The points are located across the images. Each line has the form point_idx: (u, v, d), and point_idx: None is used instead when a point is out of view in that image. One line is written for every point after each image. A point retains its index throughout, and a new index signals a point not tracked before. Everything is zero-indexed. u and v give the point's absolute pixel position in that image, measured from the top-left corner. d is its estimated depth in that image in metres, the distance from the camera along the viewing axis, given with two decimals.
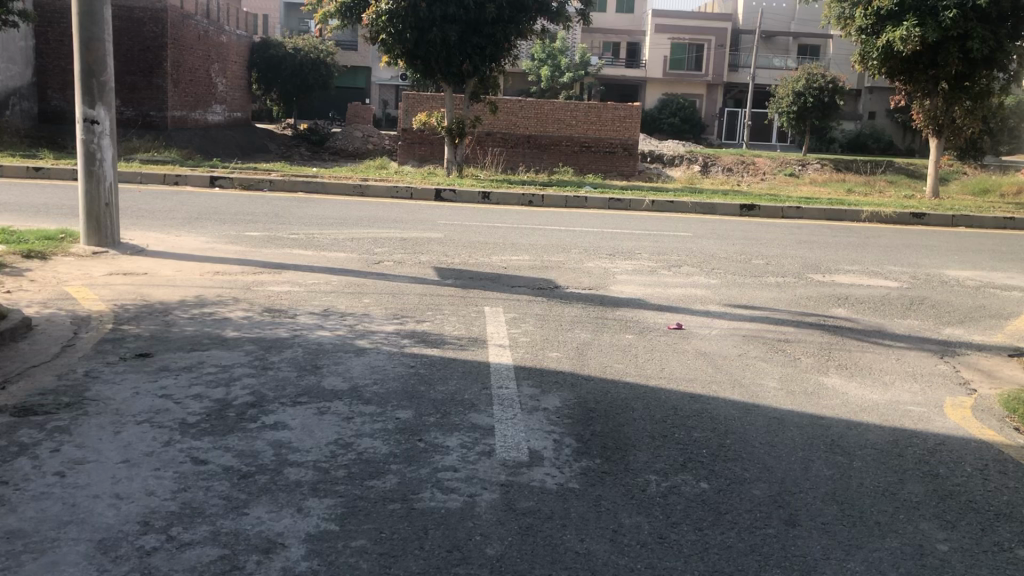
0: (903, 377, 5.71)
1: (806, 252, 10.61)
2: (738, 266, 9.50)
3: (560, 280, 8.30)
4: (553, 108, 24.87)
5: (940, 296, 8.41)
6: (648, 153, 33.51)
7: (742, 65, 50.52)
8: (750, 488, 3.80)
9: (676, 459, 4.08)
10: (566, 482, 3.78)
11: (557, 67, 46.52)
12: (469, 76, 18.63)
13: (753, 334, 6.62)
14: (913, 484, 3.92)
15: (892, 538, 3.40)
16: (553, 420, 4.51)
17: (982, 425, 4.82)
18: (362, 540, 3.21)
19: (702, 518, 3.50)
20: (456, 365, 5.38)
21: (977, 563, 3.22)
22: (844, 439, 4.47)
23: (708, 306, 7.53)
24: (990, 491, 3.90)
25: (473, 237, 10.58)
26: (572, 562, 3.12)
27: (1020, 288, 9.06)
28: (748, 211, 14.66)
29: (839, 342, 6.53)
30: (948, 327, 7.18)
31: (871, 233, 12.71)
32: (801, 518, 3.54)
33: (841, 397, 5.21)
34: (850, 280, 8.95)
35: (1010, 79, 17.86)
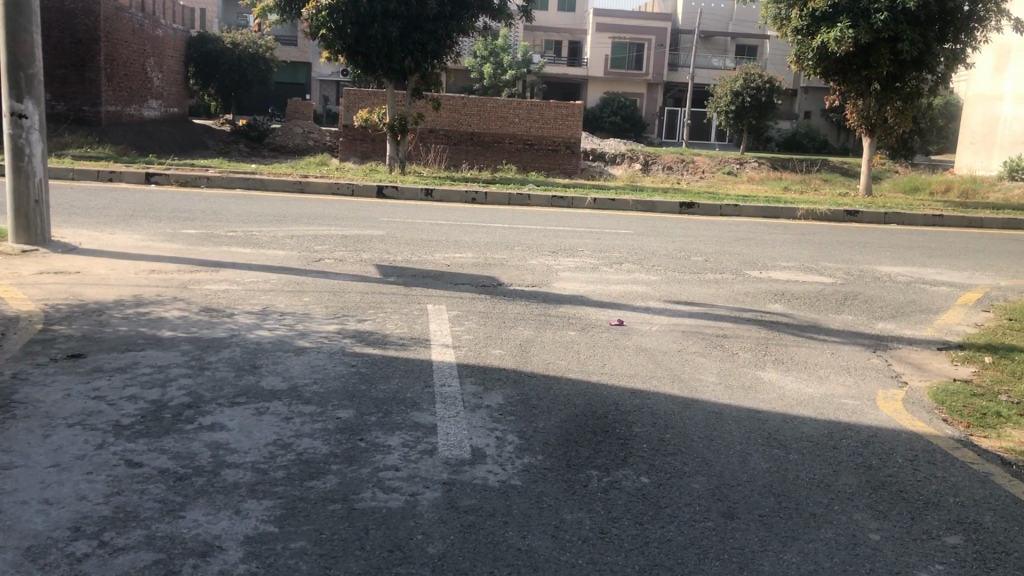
0: (838, 371, 5.84)
1: (743, 249, 10.78)
2: (677, 262, 9.62)
3: (502, 277, 8.31)
4: (495, 106, 24.87)
5: (872, 291, 8.62)
6: (590, 151, 33.71)
7: (682, 65, 51.16)
8: (690, 482, 3.85)
9: (617, 454, 4.12)
10: (509, 478, 3.79)
11: (499, 64, 46.60)
12: (411, 72, 18.49)
13: (692, 330, 6.71)
14: (847, 476, 4.01)
15: (826, 529, 3.47)
16: (496, 417, 4.51)
17: (912, 417, 4.95)
18: (302, 541, 3.17)
19: (642, 513, 3.53)
20: (399, 364, 5.34)
21: (907, 551, 3.31)
22: (781, 432, 4.55)
23: (649, 303, 7.60)
24: (921, 480, 4.01)
25: (415, 234, 10.53)
26: (514, 559, 3.12)
27: (948, 283, 9.35)
28: (687, 209, 14.86)
29: (775, 336, 6.66)
30: (879, 322, 7.38)
31: (806, 231, 12.97)
32: (738, 511, 3.59)
33: (778, 390, 5.31)
34: (786, 276, 9.13)
35: (938, 81, 18.38)
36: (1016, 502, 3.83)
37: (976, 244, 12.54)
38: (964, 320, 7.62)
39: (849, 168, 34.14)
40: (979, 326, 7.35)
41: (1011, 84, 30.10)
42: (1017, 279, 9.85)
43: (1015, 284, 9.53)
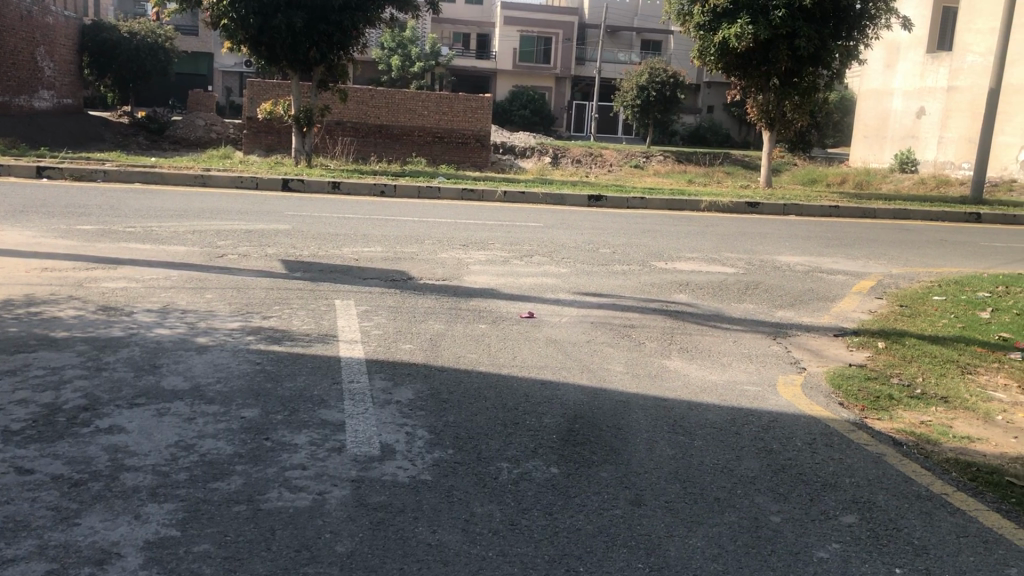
0: (739, 358, 6.00)
1: (651, 241, 10.96)
2: (586, 254, 9.72)
3: (412, 272, 8.24)
4: (404, 98, 24.68)
5: (773, 281, 8.87)
6: (500, 144, 33.79)
7: (588, 59, 51.72)
8: (598, 470, 3.90)
9: (527, 445, 4.14)
10: (419, 474, 3.76)
11: (407, 56, 46.47)
12: (316, 63, 18.19)
13: (601, 321, 6.80)
14: (750, 460, 4.13)
15: (730, 512, 3.56)
16: (405, 413, 4.48)
17: (811, 401, 5.12)
18: (205, 544, 3.09)
19: (552, 503, 3.56)
20: (306, 361, 5.25)
21: (807, 532, 3.43)
22: (686, 419, 4.66)
23: (559, 295, 7.66)
24: (818, 462, 4.16)
25: (322, 228, 10.38)
26: (423, 554, 3.10)
27: (845, 272, 9.68)
28: (596, 201, 15.03)
29: (680, 326, 6.80)
30: (779, 310, 7.60)
31: (711, 223, 13.27)
32: (646, 498, 3.66)
33: (682, 378, 5.42)
34: (691, 267, 9.33)
35: (833, 77, 19.05)
36: (907, 480, 4.00)
37: (870, 234, 13.07)
38: (859, 307, 7.91)
39: (750, 162, 35.10)
40: (873, 313, 7.63)
41: (900, 80, 31.33)
42: (909, 267, 10.29)
43: (906, 271, 9.97)
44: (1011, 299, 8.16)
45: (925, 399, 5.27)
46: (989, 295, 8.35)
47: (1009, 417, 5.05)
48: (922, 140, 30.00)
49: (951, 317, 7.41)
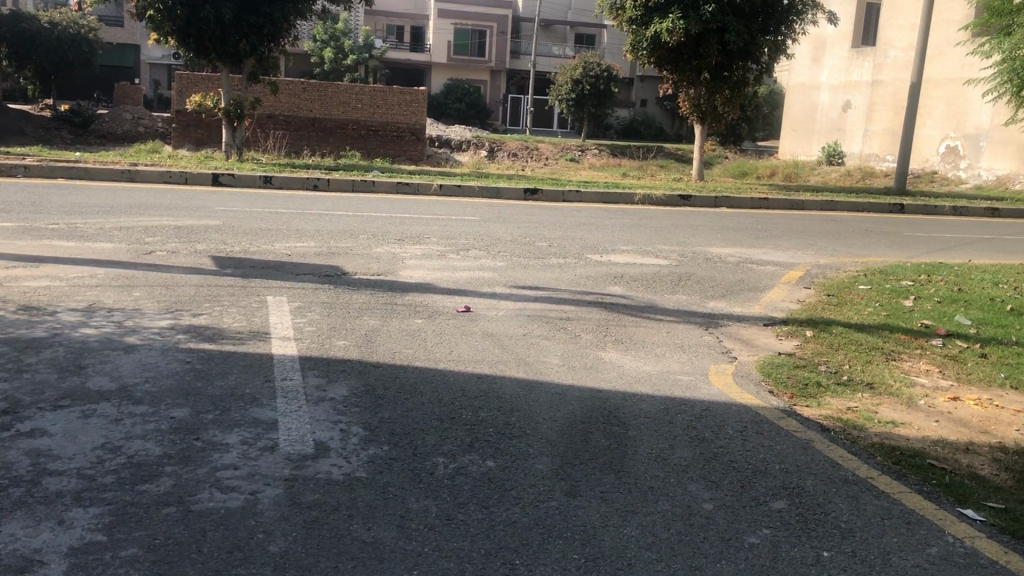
0: (673, 349, 6.08)
1: (586, 233, 11.04)
2: (523, 248, 9.74)
3: (346, 267, 8.16)
4: (337, 91, 24.40)
5: (704, 272, 9.01)
6: (435, 138, 33.63)
7: (523, 52, 51.81)
8: (534, 463, 3.91)
9: (464, 440, 4.13)
10: (353, 471, 3.73)
11: (339, 49, 46.04)
12: (246, 56, 17.92)
13: (537, 314, 6.82)
14: (683, 449, 4.19)
15: (663, 501, 3.61)
16: (339, 409, 4.43)
17: (742, 390, 5.22)
18: (133, 548, 3.02)
19: (488, 496, 3.56)
20: (237, 359, 5.17)
21: (738, 518, 3.49)
22: (620, 409, 4.71)
23: (495, 288, 7.66)
24: (750, 449, 4.24)
25: (253, 223, 10.20)
26: (359, 552, 3.08)
27: (774, 262, 9.87)
28: (531, 194, 15.07)
29: (615, 317, 6.87)
30: (710, 301, 7.72)
31: (644, 215, 13.40)
32: (582, 488, 3.69)
33: (618, 369, 5.48)
34: (625, 259, 9.42)
35: (762, 71, 19.41)
36: (833, 465, 4.11)
37: (798, 225, 13.37)
38: (788, 296, 8.08)
39: (683, 155, 35.56)
40: (801, 302, 7.80)
41: (828, 74, 31.96)
42: (835, 257, 10.55)
43: (833, 261, 10.22)
44: (932, 288, 8.42)
45: (851, 385, 5.42)
46: (912, 283, 8.60)
47: (931, 401, 5.22)
48: (849, 133, 30.75)
49: (876, 305, 7.62)
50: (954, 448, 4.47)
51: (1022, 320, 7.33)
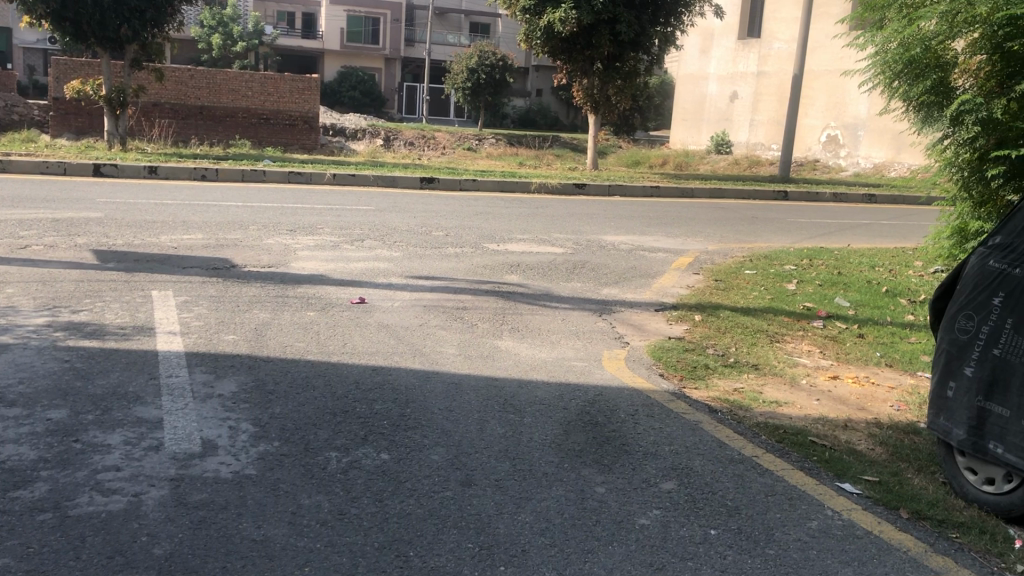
0: (568, 336, 6.15)
1: (482, 223, 11.05)
2: (419, 237, 9.68)
3: (236, 259, 7.94)
4: (226, 78, 23.70)
5: (598, 260, 9.14)
6: (330, 126, 33.09)
7: (417, 40, 51.42)
8: (429, 454, 3.90)
9: (357, 433, 4.08)
10: (242, 469, 3.64)
11: (228, 35, 44.78)
12: (128, 42, 17.15)
13: (433, 304, 6.78)
14: (576, 434, 4.24)
15: (557, 486, 3.65)
16: (229, 405, 4.32)
17: (633, 374, 5.33)
18: (4, 559, 2.87)
19: (382, 489, 3.53)
20: (119, 356, 4.97)
21: (630, 500, 3.57)
22: (516, 397, 4.74)
23: (390, 279, 7.58)
24: (641, 432, 4.34)
25: (138, 216, 9.82)
26: (249, 550, 3.01)
27: (665, 249, 10.09)
28: (428, 183, 14.96)
29: (511, 306, 6.90)
30: (604, 288, 7.83)
31: (542, 204, 13.48)
32: (476, 477, 3.70)
33: (513, 358, 5.51)
34: (522, 248, 9.48)
35: (653, 62, 19.79)
36: (720, 445, 4.24)
37: (690, 212, 13.72)
38: (678, 282, 8.27)
39: (578, 144, 35.96)
40: (691, 288, 7.99)
41: (715, 65, 32.74)
42: (723, 244, 10.87)
43: (721, 248, 10.52)
44: (813, 272, 8.76)
45: (737, 367, 5.60)
46: (794, 268, 8.92)
47: (812, 380, 5.45)
48: (736, 122, 31.66)
49: (761, 289, 7.87)
50: (833, 425, 4.67)
51: (896, 302, 7.71)
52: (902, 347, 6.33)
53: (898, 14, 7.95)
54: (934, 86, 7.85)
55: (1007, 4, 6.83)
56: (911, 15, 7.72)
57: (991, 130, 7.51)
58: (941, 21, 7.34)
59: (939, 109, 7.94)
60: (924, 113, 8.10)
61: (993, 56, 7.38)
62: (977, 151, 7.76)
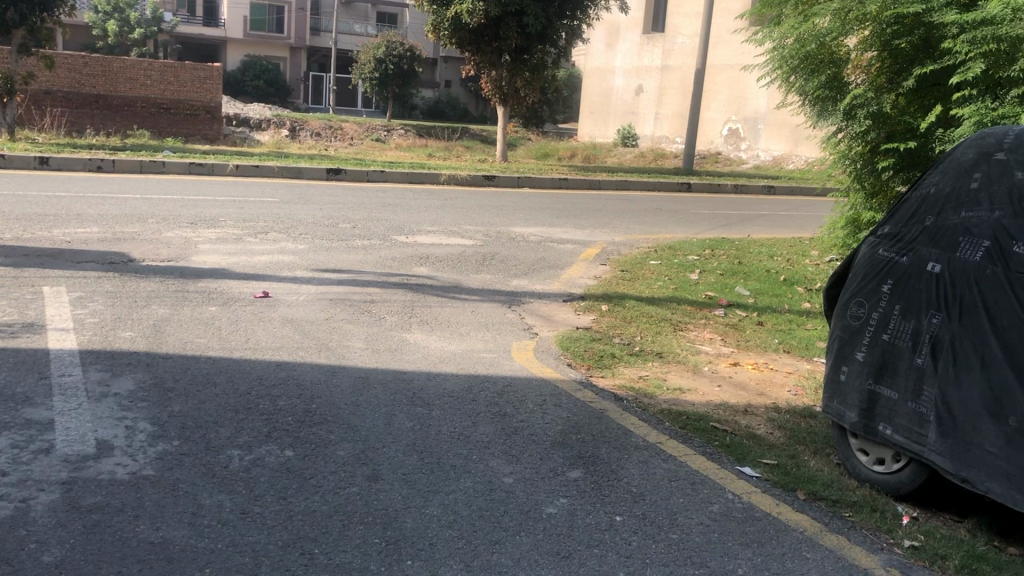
0: (477, 328, 6.14)
1: (391, 214, 10.95)
2: (325, 230, 9.54)
3: (134, 253, 7.66)
4: (122, 66, 22.85)
5: (508, 251, 9.17)
6: (233, 116, 32.28)
7: (324, 29, 50.60)
8: (335, 450, 3.84)
9: (260, 430, 3.99)
10: (140, 469, 3.52)
11: (124, 21, 43.24)
12: (15, 26, 16.34)
13: (340, 298, 6.69)
14: (484, 426, 4.25)
15: (465, 478, 3.65)
16: (126, 405, 4.17)
17: (542, 364, 5.37)
18: None
19: (286, 487, 3.47)
20: (5, 356, 4.74)
21: (537, 490, 3.59)
22: (424, 391, 4.70)
23: (296, 272, 7.44)
24: (549, 422, 4.37)
25: (29, 208, 9.40)
26: (146, 554, 2.91)
27: (573, 241, 10.19)
28: (334, 174, 14.72)
29: (419, 298, 6.85)
30: (513, 279, 7.86)
31: (451, 196, 13.44)
32: (384, 472, 3.66)
33: (422, 351, 5.47)
34: (431, 240, 9.44)
35: (560, 54, 19.93)
36: (626, 433, 4.30)
37: (598, 204, 13.90)
38: (585, 273, 8.35)
39: (487, 136, 35.95)
40: (598, 278, 8.09)
41: (621, 59, 33.18)
42: (629, 235, 11.02)
43: (627, 239, 10.68)
44: (715, 262, 8.97)
45: (642, 355, 5.70)
46: (697, 258, 9.13)
47: (714, 367, 5.59)
48: (641, 115, 32.21)
49: (665, 280, 8.01)
50: (733, 410, 4.79)
51: (793, 290, 7.95)
52: (799, 334, 6.54)
53: (795, 11, 8.23)
54: (826, 81, 8.12)
55: (894, 4, 7.15)
56: (806, 13, 8.04)
57: (881, 125, 7.82)
58: (833, 17, 7.58)
59: (834, 104, 8.11)
60: (819, 108, 8.27)
61: (883, 53, 7.68)
62: (868, 145, 8.07)
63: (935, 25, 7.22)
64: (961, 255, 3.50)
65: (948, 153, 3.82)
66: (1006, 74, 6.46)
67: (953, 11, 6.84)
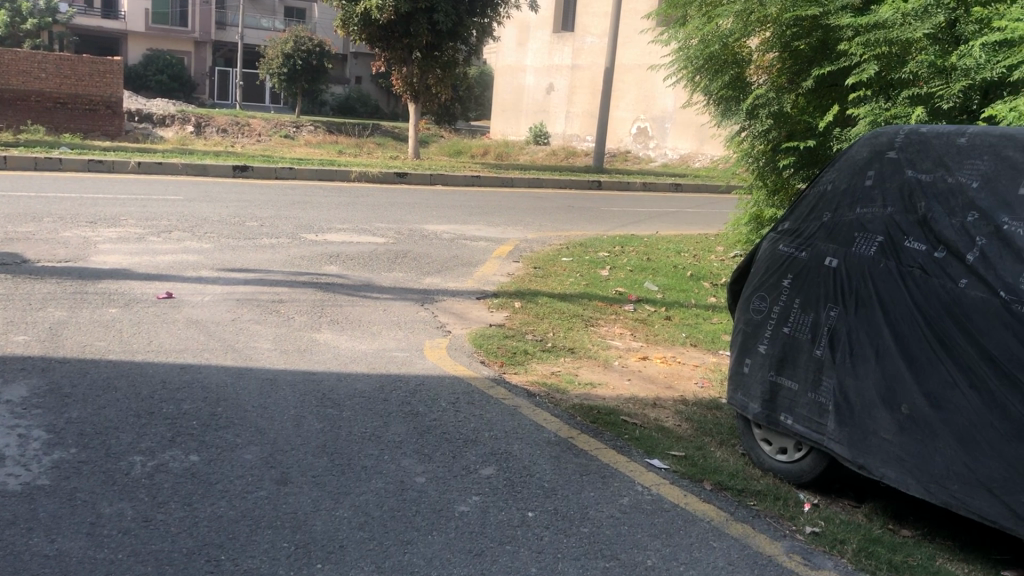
0: (388, 326, 6.09)
1: (301, 212, 10.77)
2: (232, 228, 9.32)
3: (29, 254, 7.34)
4: (15, 59, 21.87)
5: (421, 249, 9.13)
6: (134, 111, 31.24)
7: (230, 23, 49.43)
8: (242, 453, 3.76)
9: (163, 435, 3.87)
10: (35, 479, 3.38)
11: (18, 12, 40.86)
12: None
13: (247, 298, 6.54)
14: (396, 426, 4.21)
15: (376, 479, 3.62)
16: (19, 412, 3.99)
17: (454, 362, 5.36)
18: None
19: (191, 492, 3.37)
20: None
21: (449, 489, 3.58)
22: (335, 391, 4.64)
23: (201, 272, 7.24)
24: (461, 420, 4.36)
25: None
26: (41, 567, 2.80)
27: (486, 239, 10.19)
28: (241, 171, 14.39)
29: (329, 297, 6.76)
30: (425, 277, 7.81)
31: (362, 193, 13.30)
32: (292, 475, 3.60)
33: (332, 351, 5.39)
34: (341, 238, 9.32)
35: (470, 52, 19.90)
36: (538, 429, 4.32)
37: (510, 202, 13.96)
38: (499, 271, 8.37)
39: (399, 132, 35.69)
40: (510, 275, 8.13)
41: (531, 57, 33.32)
42: (541, 232, 11.10)
43: (539, 236, 10.74)
44: (625, 258, 9.09)
45: (555, 351, 5.74)
46: (607, 255, 9.24)
47: (624, 362, 5.67)
48: (553, 113, 32.50)
49: (577, 276, 8.10)
50: (642, 404, 4.87)
51: (700, 285, 8.13)
52: (706, 328, 6.70)
53: (699, 12, 8.41)
54: (730, 81, 8.32)
55: (794, 6, 7.36)
56: (710, 14, 8.24)
57: (782, 124, 8.05)
58: (736, 18, 7.81)
59: (737, 103, 8.40)
60: (723, 107, 8.60)
61: (784, 53, 7.86)
62: (770, 143, 8.32)
63: (832, 28, 7.41)
64: (857, 251, 3.64)
65: (844, 151, 3.95)
66: (898, 76, 6.72)
67: (848, 15, 7.08)
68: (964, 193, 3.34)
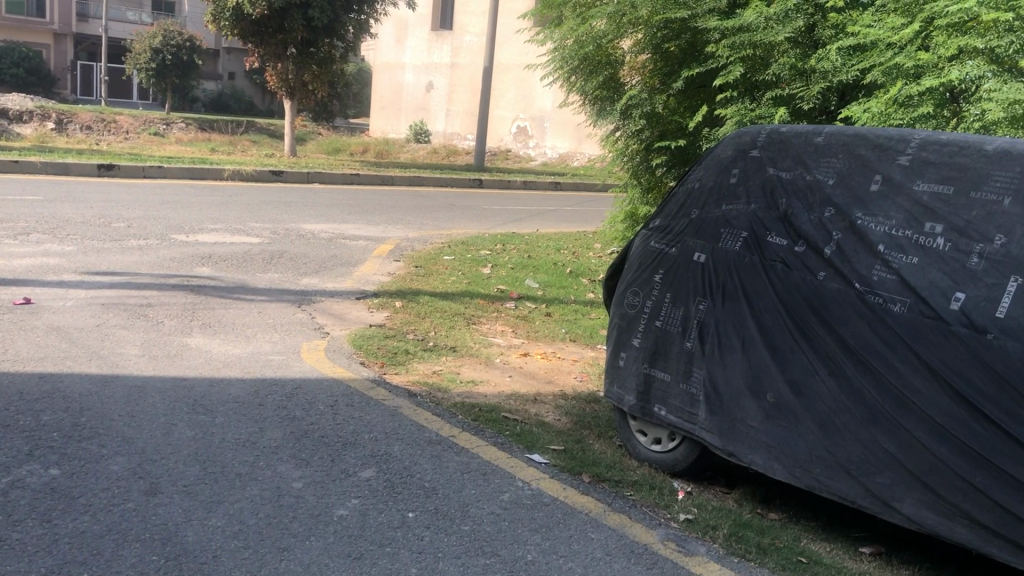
0: (264, 329, 5.94)
1: (172, 213, 10.36)
2: (96, 229, 8.88)
3: None
4: None
5: (298, 249, 8.93)
6: None
7: (92, 15, 47.20)
8: (107, 464, 3.59)
9: (19, 450, 3.66)
10: None
11: None
12: None
13: (113, 302, 6.25)
14: (272, 431, 4.11)
15: (251, 486, 3.52)
16: None
17: (333, 364, 5.27)
18: None
19: (51, 508, 3.20)
20: None
21: (327, 493, 3.52)
22: (207, 397, 4.49)
23: (62, 276, 6.87)
24: (339, 423, 4.29)
25: None
26: None
27: (365, 238, 10.06)
28: (106, 170, 13.74)
29: (201, 300, 6.54)
30: (302, 278, 7.65)
31: (236, 192, 12.92)
32: (162, 485, 3.46)
33: (205, 355, 5.22)
34: (214, 238, 9.03)
35: (347, 49, 19.59)
36: (419, 429, 4.30)
37: (390, 200, 13.84)
38: (379, 270, 8.29)
39: (275, 130, 34.84)
40: (391, 275, 8.06)
41: (410, 56, 33.13)
42: (422, 231, 11.05)
43: (420, 235, 10.68)
44: (506, 256, 9.14)
45: (436, 350, 5.73)
46: (487, 253, 9.27)
47: (505, 358, 5.71)
48: (433, 112, 32.43)
49: (458, 274, 8.09)
50: (523, 399, 4.92)
51: (578, 281, 8.26)
52: (584, 323, 6.82)
53: (573, 13, 8.55)
54: (604, 82, 8.49)
55: (663, 9, 7.56)
56: (584, 15, 8.37)
57: (654, 124, 8.27)
58: (609, 20, 7.97)
59: (611, 103, 8.57)
60: (598, 107, 8.75)
61: (655, 54, 8.06)
62: (643, 142, 8.53)
63: (699, 31, 7.65)
64: (723, 246, 3.77)
65: (710, 151, 4.08)
66: (762, 78, 6.99)
67: (714, 18, 7.32)
68: (821, 190, 3.51)
